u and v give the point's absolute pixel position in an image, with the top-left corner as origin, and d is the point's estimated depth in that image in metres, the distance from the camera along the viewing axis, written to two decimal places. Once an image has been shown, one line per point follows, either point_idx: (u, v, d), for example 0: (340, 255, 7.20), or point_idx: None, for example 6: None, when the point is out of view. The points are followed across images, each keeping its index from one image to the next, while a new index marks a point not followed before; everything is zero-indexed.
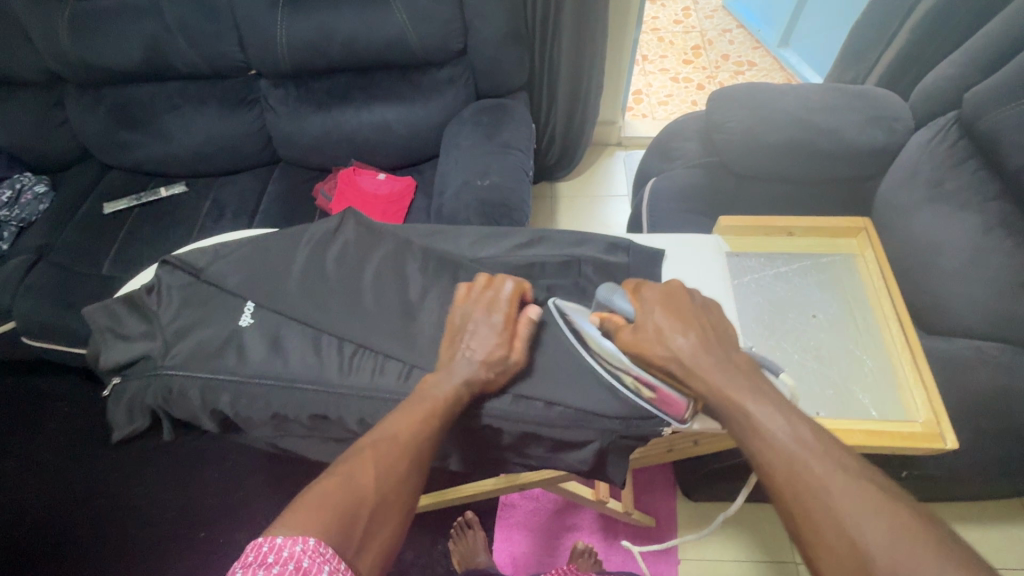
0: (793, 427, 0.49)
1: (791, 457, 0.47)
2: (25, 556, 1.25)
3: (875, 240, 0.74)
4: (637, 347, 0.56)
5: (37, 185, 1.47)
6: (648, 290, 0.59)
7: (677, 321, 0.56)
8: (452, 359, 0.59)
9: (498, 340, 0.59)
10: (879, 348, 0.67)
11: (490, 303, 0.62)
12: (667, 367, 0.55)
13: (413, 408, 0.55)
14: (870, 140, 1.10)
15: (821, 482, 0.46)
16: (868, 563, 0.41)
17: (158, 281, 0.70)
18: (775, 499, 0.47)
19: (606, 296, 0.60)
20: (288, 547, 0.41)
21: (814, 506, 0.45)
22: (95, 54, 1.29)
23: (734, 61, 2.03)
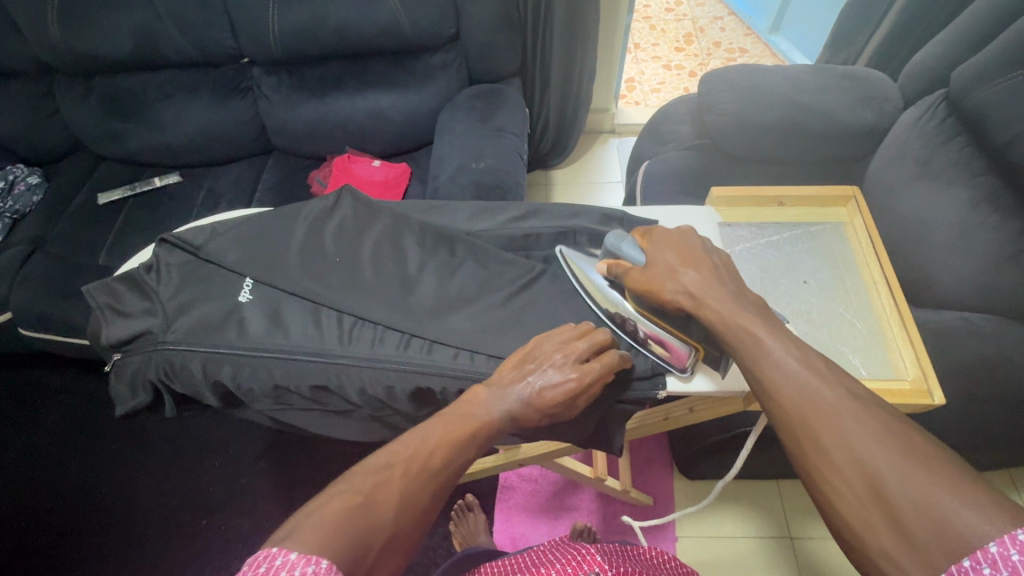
0: (803, 359, 0.49)
1: (799, 384, 0.48)
2: (27, 544, 1.25)
3: (864, 208, 0.75)
4: (648, 284, 0.59)
5: (30, 177, 1.46)
6: (656, 237, 0.61)
7: (685, 260, 0.58)
8: (510, 383, 0.57)
9: (559, 398, 0.56)
10: (869, 311, 0.69)
11: (579, 353, 0.58)
12: (677, 300, 0.57)
13: (454, 426, 0.53)
14: (860, 119, 1.11)
15: (833, 409, 0.45)
16: (878, 483, 0.41)
17: (156, 259, 0.71)
18: (783, 427, 0.47)
19: (615, 244, 0.63)
20: (301, 568, 0.37)
21: (824, 431, 0.45)
22: (85, 43, 1.29)
23: (726, 48, 2.04)
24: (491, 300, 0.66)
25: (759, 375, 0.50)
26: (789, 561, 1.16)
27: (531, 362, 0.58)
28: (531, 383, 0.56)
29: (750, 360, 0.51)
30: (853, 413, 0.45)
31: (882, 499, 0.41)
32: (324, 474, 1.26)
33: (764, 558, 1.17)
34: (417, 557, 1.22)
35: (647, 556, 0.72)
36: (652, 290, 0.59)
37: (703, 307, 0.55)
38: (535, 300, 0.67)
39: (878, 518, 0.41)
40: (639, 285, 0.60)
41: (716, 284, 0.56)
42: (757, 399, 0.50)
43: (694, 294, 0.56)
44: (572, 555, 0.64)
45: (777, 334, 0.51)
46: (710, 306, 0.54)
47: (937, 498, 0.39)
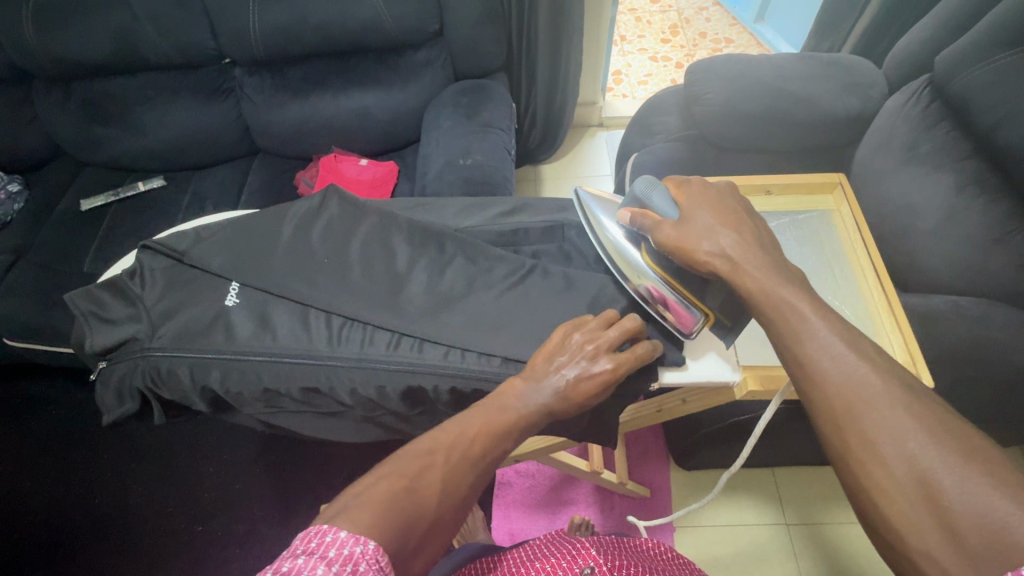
0: (847, 347, 0.48)
1: (848, 374, 0.47)
2: (19, 558, 1.24)
3: (851, 194, 0.75)
4: (681, 240, 0.59)
5: (11, 185, 1.44)
6: (690, 194, 0.61)
7: (724, 219, 0.58)
8: (541, 376, 0.56)
9: (597, 387, 0.56)
10: (859, 297, 0.69)
11: (607, 345, 0.57)
12: (711, 263, 0.56)
13: (494, 416, 0.53)
14: (846, 107, 1.11)
15: (883, 403, 0.44)
16: (929, 481, 0.41)
17: (139, 265, 0.69)
18: (825, 419, 0.47)
19: (646, 194, 0.64)
20: (350, 547, 0.37)
21: (872, 424, 0.44)
22: (62, 46, 1.26)
23: (712, 39, 2.04)
24: (482, 299, 0.66)
25: (801, 360, 0.49)
26: (784, 548, 1.17)
27: (561, 354, 0.58)
28: (565, 377, 0.56)
29: (790, 340, 0.50)
30: (905, 407, 0.44)
31: (932, 498, 0.40)
32: (319, 476, 1.26)
33: (759, 546, 1.17)
34: None
35: (643, 548, 0.73)
36: (685, 249, 0.58)
37: (739, 271, 0.55)
38: (527, 295, 0.66)
39: (925, 520, 0.40)
40: (671, 241, 0.59)
41: (753, 248, 0.55)
42: (797, 384, 0.50)
43: (730, 257, 0.55)
44: (568, 548, 0.64)
45: (829, 321, 0.50)
46: (748, 272, 0.54)
47: (992, 502, 0.38)
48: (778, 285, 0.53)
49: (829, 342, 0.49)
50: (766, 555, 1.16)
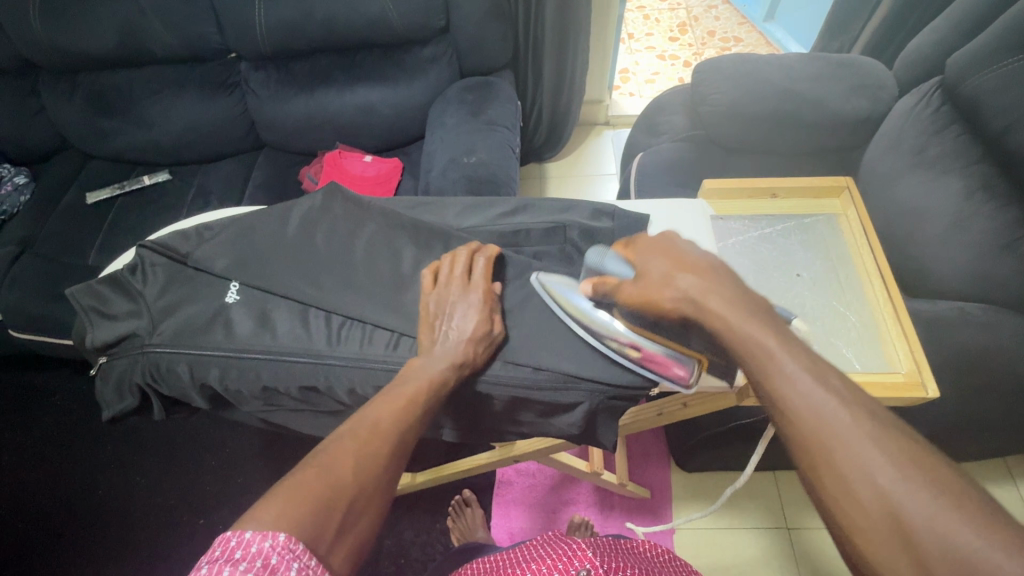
0: (815, 371, 0.44)
1: (814, 400, 0.43)
2: (24, 546, 1.25)
3: (859, 198, 0.72)
4: (644, 295, 0.54)
5: (18, 177, 1.45)
6: (641, 244, 0.57)
7: (678, 262, 0.53)
8: (431, 339, 0.60)
9: (478, 315, 0.60)
10: (864, 303, 0.65)
11: (460, 280, 0.63)
12: (680, 309, 0.52)
13: (398, 391, 0.55)
14: (856, 108, 1.10)
15: (851, 430, 0.41)
16: (899, 515, 0.38)
17: (141, 260, 0.69)
18: (795, 446, 0.44)
19: (598, 261, 0.60)
20: (257, 544, 0.39)
21: (844, 463, 0.41)
22: (69, 39, 1.27)
23: (720, 37, 2.03)
24: None
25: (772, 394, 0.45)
26: (787, 551, 1.16)
27: (437, 314, 0.61)
28: (452, 328, 0.60)
29: (757, 369, 0.46)
30: (870, 433, 0.41)
31: (907, 539, 0.37)
32: None
33: (762, 550, 1.17)
34: (416, 553, 1.23)
35: (640, 550, 0.72)
36: (650, 301, 0.54)
37: (711, 314, 0.49)
38: (527, 298, 0.66)
39: (899, 558, 0.37)
40: (636, 297, 0.55)
41: (717, 286, 0.50)
42: (772, 420, 0.46)
43: (698, 299, 0.50)
44: (563, 550, 0.64)
45: (789, 352, 0.45)
46: (715, 313, 0.49)
47: (967, 540, 0.36)
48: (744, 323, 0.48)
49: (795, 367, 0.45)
50: (769, 558, 1.16)
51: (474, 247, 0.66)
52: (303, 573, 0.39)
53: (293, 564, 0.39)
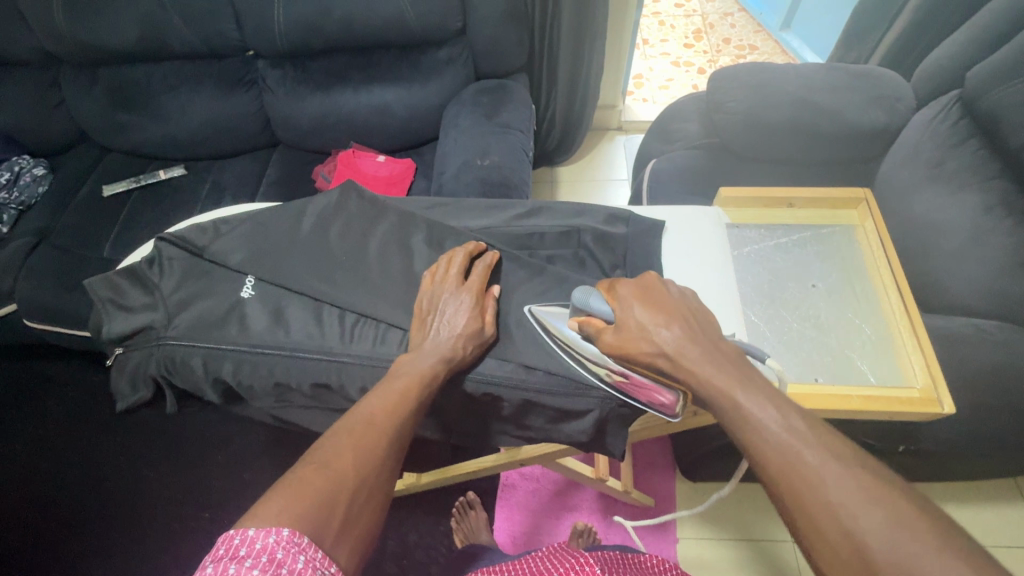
0: (783, 417, 0.47)
1: (783, 444, 0.46)
2: (31, 534, 1.26)
3: (876, 210, 0.71)
4: (622, 346, 0.54)
5: (36, 168, 1.47)
6: (623, 288, 0.57)
7: (659, 313, 0.54)
8: (423, 337, 0.60)
9: (471, 314, 0.61)
10: (879, 316, 0.65)
11: (455, 278, 0.64)
12: (655, 361, 0.53)
13: (391, 386, 0.56)
14: (872, 119, 1.09)
15: (817, 472, 0.44)
16: (865, 553, 0.40)
17: (157, 253, 0.70)
18: (769, 486, 0.46)
19: (582, 300, 0.59)
20: (261, 541, 0.40)
21: (810, 501, 0.43)
22: (91, 33, 1.28)
23: (735, 45, 2.02)
24: (500, 308, 0.66)
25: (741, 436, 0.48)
26: (791, 565, 1.15)
27: (431, 314, 0.62)
28: (443, 324, 0.61)
29: (733, 414, 0.49)
30: (835, 474, 0.43)
31: None
32: None
33: (768, 562, 1.16)
34: (418, 554, 1.23)
35: (647, 565, 0.71)
36: (630, 353, 0.54)
37: (685, 369, 0.52)
38: (541, 302, 0.66)
39: None
40: (614, 347, 0.55)
41: (694, 345, 0.52)
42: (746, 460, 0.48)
43: (674, 355, 0.52)
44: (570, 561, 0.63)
45: (755, 396, 0.48)
46: (690, 371, 0.51)
47: None
48: (720, 381, 0.50)
49: (765, 413, 0.47)
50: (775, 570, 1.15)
51: (472, 247, 0.67)
52: (309, 565, 0.40)
53: (299, 556, 0.40)
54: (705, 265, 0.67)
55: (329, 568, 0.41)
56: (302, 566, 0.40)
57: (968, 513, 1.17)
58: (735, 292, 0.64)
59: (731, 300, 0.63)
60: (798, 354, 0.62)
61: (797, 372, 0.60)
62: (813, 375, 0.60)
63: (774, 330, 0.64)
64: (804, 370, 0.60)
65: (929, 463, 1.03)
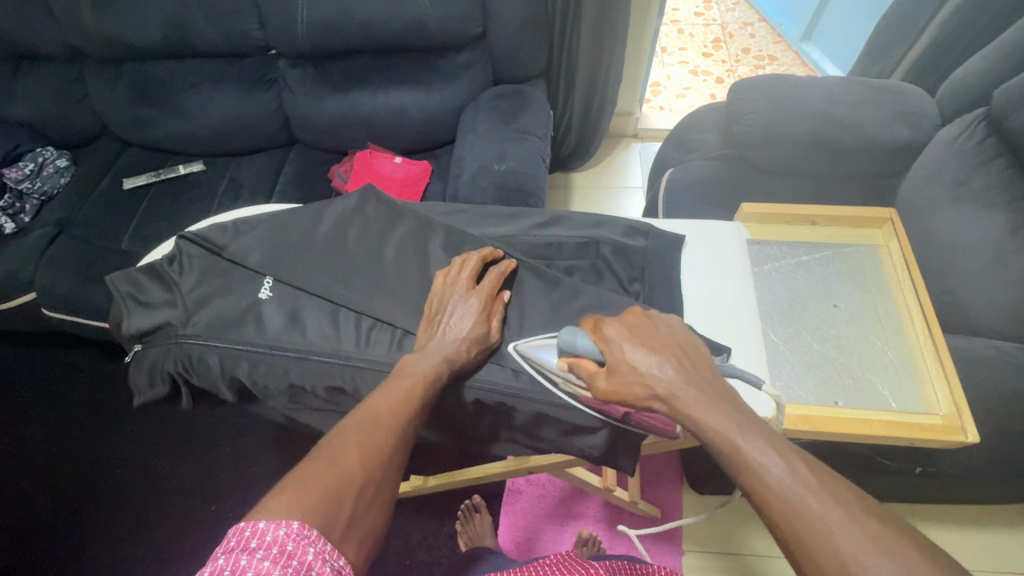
0: (785, 460, 0.46)
1: (787, 488, 0.44)
2: (41, 521, 1.28)
3: (902, 231, 0.69)
4: (618, 392, 0.54)
5: (59, 160, 1.49)
6: (610, 328, 0.56)
7: (654, 350, 0.54)
8: (429, 339, 0.60)
9: (477, 318, 0.61)
10: (901, 340, 0.63)
11: (467, 281, 0.64)
12: (654, 405, 0.53)
13: (393, 387, 0.56)
14: (896, 135, 1.08)
15: (822, 518, 0.43)
16: None
17: (178, 251, 0.70)
18: (775, 530, 0.45)
19: (570, 341, 0.57)
20: (271, 533, 0.40)
21: (819, 551, 0.42)
22: (117, 29, 1.30)
23: (755, 55, 2.01)
24: (519, 318, 0.66)
25: (745, 481, 0.47)
26: None
27: (439, 316, 0.62)
28: (449, 327, 0.61)
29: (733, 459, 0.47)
30: (841, 522, 0.42)
31: None
32: None
33: None
34: (422, 556, 1.22)
35: None
36: (626, 398, 0.54)
37: (681, 412, 0.51)
38: (557, 312, 0.66)
39: None
40: (609, 394, 0.54)
41: (693, 381, 0.52)
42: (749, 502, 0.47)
43: (669, 398, 0.51)
44: None
45: (756, 440, 0.47)
46: (688, 410, 0.50)
47: None
48: (716, 423, 0.49)
49: (767, 454, 0.46)
50: None
51: (487, 253, 0.67)
52: (320, 557, 0.40)
53: (309, 548, 0.40)
54: (724, 281, 0.66)
55: (339, 561, 0.41)
56: (312, 558, 0.40)
57: (981, 538, 1.15)
58: (755, 310, 0.64)
59: (750, 318, 0.63)
60: (818, 375, 0.61)
61: (817, 394, 0.60)
62: (833, 398, 0.59)
63: (794, 350, 0.63)
64: (823, 392, 0.60)
65: (944, 486, 1.01)
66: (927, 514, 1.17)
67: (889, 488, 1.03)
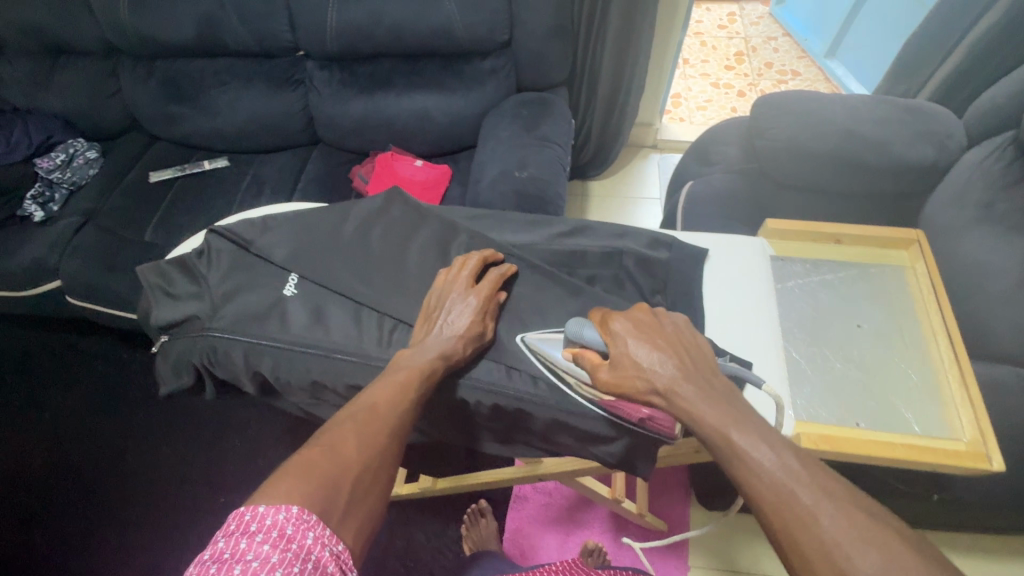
0: (776, 453, 0.47)
1: (778, 482, 0.45)
2: (56, 504, 1.30)
3: (929, 252, 0.69)
4: (618, 385, 0.55)
5: (89, 151, 1.53)
6: (618, 323, 0.57)
7: (656, 348, 0.54)
8: (426, 335, 0.61)
9: (473, 317, 0.62)
10: (925, 362, 0.63)
11: (466, 280, 0.65)
12: (652, 399, 0.54)
13: (391, 377, 0.57)
14: (920, 155, 1.07)
15: (811, 512, 0.43)
16: None
17: (207, 246, 0.72)
18: (765, 522, 0.45)
19: (576, 331, 0.59)
20: (271, 517, 0.41)
21: (807, 542, 0.43)
22: (152, 27, 1.33)
23: (778, 70, 2.01)
24: (539, 324, 0.66)
25: (735, 474, 0.47)
26: None
27: (437, 312, 0.63)
28: (446, 324, 0.61)
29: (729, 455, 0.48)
30: (830, 515, 0.43)
31: None
32: None
33: None
34: (427, 559, 1.22)
35: None
36: (624, 391, 0.54)
37: (680, 407, 0.51)
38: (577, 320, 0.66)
39: None
40: (608, 386, 0.55)
41: (693, 382, 0.52)
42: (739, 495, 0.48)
43: (667, 393, 0.52)
44: None
45: (749, 434, 0.48)
46: (686, 408, 0.51)
47: None
48: (711, 419, 0.49)
49: (760, 448, 0.47)
50: None
51: (488, 254, 0.68)
52: (318, 541, 0.42)
53: (308, 533, 0.42)
54: (746, 297, 0.66)
55: (336, 545, 0.43)
56: (311, 542, 0.41)
57: (997, 568, 1.12)
58: (777, 327, 0.64)
59: (772, 336, 0.63)
60: (839, 395, 0.61)
61: (838, 414, 0.59)
62: (855, 419, 0.59)
63: (816, 369, 0.63)
64: (845, 412, 0.59)
65: (960, 513, 0.99)
66: (941, 542, 1.15)
67: (903, 512, 1.02)
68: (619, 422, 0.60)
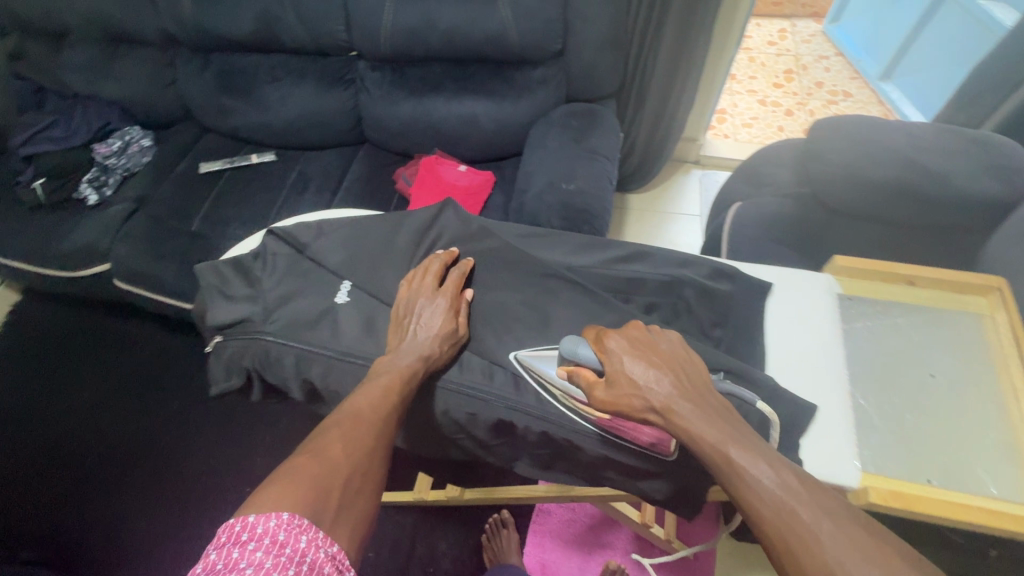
0: (774, 469, 0.47)
1: (778, 501, 0.45)
2: (92, 481, 1.33)
3: (1011, 303, 0.66)
4: (616, 403, 0.54)
5: (143, 139, 1.57)
6: (613, 340, 0.57)
7: (651, 364, 0.54)
8: (401, 341, 0.62)
9: (444, 317, 0.63)
10: (1003, 420, 0.59)
11: (431, 284, 0.66)
12: (648, 416, 0.53)
13: (375, 381, 0.58)
14: (987, 190, 1.00)
15: (810, 529, 0.44)
16: None
17: (264, 248, 0.73)
18: (764, 538, 0.46)
19: (571, 349, 0.59)
20: (262, 524, 0.41)
21: (807, 561, 0.43)
22: (212, 21, 1.37)
23: (828, 90, 1.95)
24: None
25: (734, 490, 0.47)
26: None
27: (408, 317, 0.64)
28: (420, 326, 0.63)
29: (729, 474, 0.48)
30: (829, 531, 0.44)
31: None
32: None
33: None
34: (445, 567, 1.22)
35: None
36: (621, 408, 0.54)
37: (676, 424, 0.51)
38: None
39: None
40: (604, 404, 0.55)
41: (685, 399, 0.52)
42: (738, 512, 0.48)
43: (664, 411, 0.52)
44: None
45: (747, 451, 0.48)
46: (682, 426, 0.51)
47: None
48: (706, 437, 0.49)
49: (758, 465, 0.47)
50: None
51: (446, 256, 0.70)
52: (312, 543, 0.42)
53: (301, 537, 0.42)
54: (807, 339, 0.64)
55: (330, 546, 0.43)
56: (305, 545, 0.41)
57: None
58: (842, 372, 0.61)
59: (836, 380, 0.61)
60: (910, 447, 0.57)
61: (909, 469, 0.56)
62: (927, 475, 0.55)
63: (884, 417, 0.59)
64: (915, 467, 0.56)
65: None
66: None
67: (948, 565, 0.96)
68: (625, 445, 0.60)
